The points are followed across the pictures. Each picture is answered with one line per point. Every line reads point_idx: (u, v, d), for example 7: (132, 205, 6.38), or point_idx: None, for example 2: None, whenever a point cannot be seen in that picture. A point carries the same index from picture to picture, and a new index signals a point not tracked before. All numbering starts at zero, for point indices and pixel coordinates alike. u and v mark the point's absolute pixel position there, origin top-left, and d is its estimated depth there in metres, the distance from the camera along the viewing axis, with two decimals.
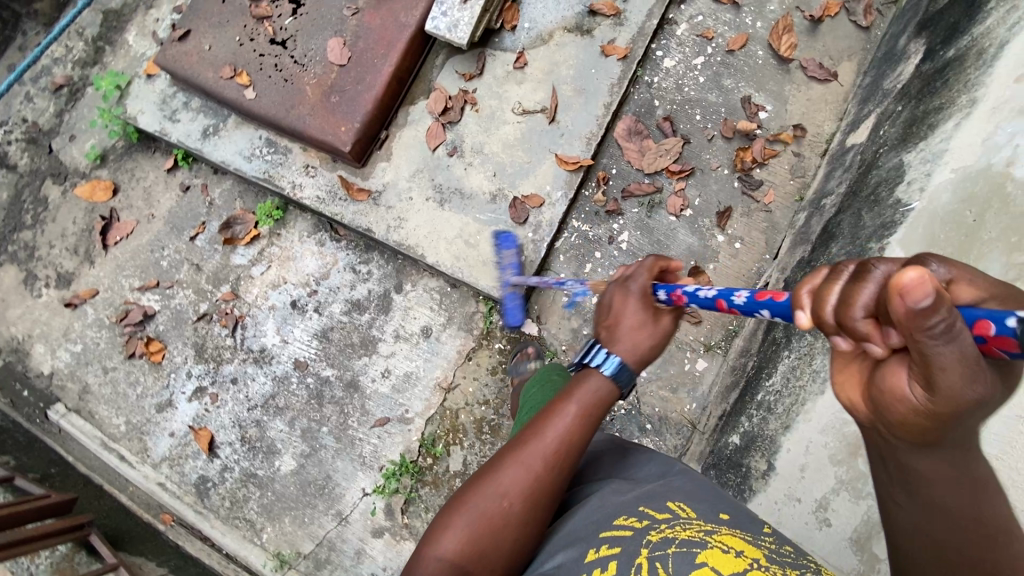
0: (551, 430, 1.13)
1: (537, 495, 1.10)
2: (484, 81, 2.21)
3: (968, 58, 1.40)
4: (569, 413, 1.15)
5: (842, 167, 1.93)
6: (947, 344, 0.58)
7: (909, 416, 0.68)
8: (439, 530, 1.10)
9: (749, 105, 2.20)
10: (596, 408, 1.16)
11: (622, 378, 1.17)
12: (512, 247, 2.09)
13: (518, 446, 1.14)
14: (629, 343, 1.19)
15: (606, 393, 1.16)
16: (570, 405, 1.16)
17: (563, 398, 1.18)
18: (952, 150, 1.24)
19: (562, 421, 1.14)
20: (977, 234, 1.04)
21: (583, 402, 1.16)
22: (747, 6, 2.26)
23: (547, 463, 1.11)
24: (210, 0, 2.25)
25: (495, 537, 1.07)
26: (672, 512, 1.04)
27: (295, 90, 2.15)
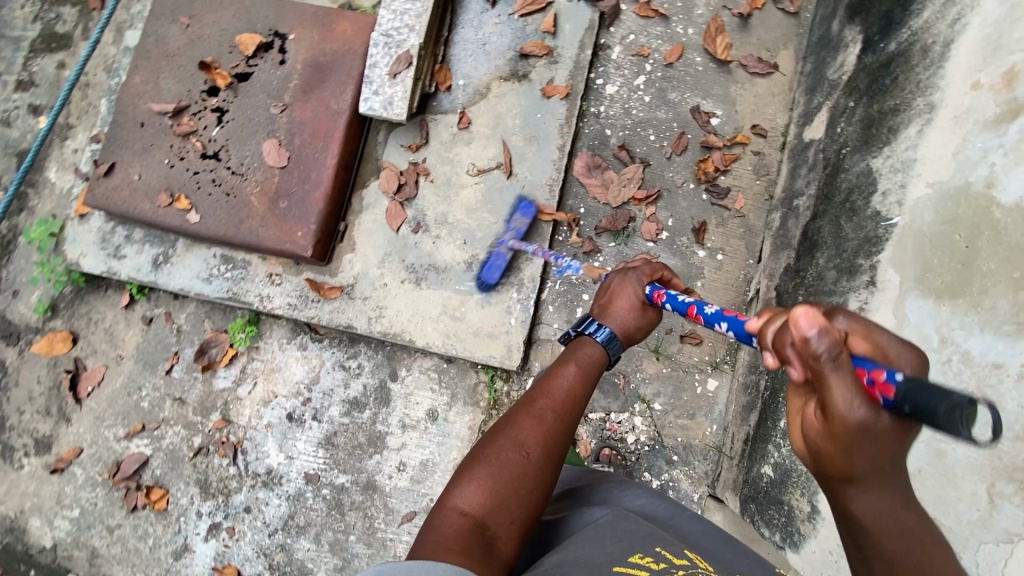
0: (557, 390, 1.26)
1: (550, 451, 1.18)
2: (432, 148, 2.14)
3: (913, 54, 1.39)
4: (570, 373, 1.29)
5: (806, 164, 1.91)
6: (833, 372, 0.76)
7: (820, 441, 0.82)
8: (461, 481, 1.13)
9: (700, 114, 2.18)
10: (592, 369, 1.32)
11: (612, 348, 1.35)
12: (528, 212, 2.09)
13: (529, 402, 1.24)
14: (619, 321, 1.37)
15: (598, 358, 1.33)
16: (569, 367, 1.30)
17: (563, 363, 1.32)
18: (923, 162, 1.22)
19: (565, 378, 1.28)
20: (975, 264, 1.01)
21: (582, 363, 1.31)
22: (675, 15, 2.22)
23: (557, 418, 1.22)
24: (128, 126, 2.12)
25: (515, 486, 1.12)
26: (689, 561, 1.12)
27: (240, 203, 2.05)
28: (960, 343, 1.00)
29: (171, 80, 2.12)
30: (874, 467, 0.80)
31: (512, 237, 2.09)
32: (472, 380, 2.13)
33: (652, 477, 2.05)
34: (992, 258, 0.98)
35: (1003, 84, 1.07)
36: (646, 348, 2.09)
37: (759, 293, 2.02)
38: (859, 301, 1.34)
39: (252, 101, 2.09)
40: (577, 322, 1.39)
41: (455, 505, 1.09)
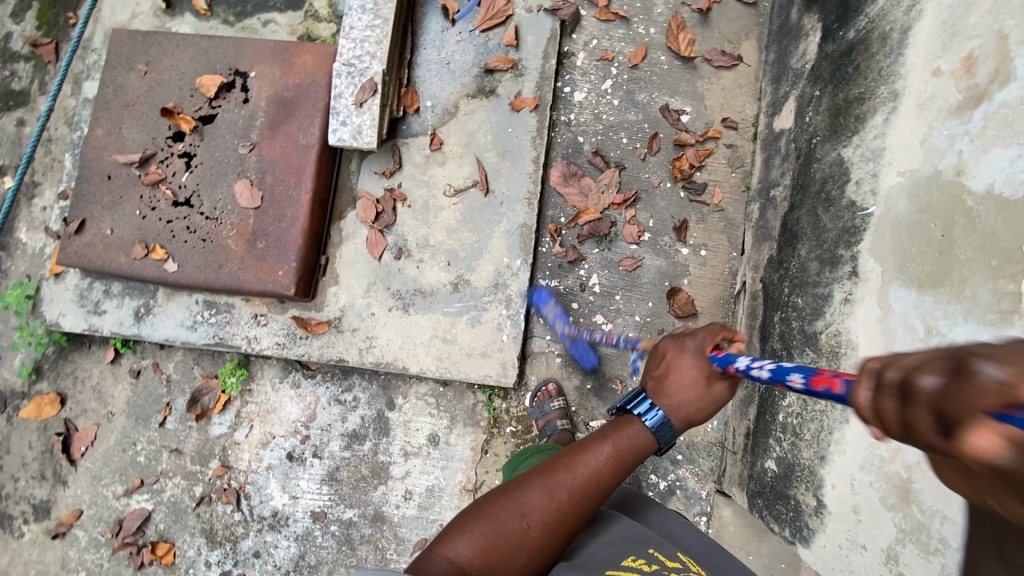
0: (581, 467, 1.19)
1: (554, 530, 1.11)
2: (406, 173, 2.13)
3: (872, 42, 1.40)
4: (601, 453, 1.22)
5: (779, 154, 1.92)
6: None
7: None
8: (458, 532, 1.07)
9: (670, 113, 2.18)
10: (627, 455, 1.23)
11: (663, 433, 1.26)
12: (548, 298, 2.10)
13: (550, 471, 1.18)
14: (673, 400, 1.26)
15: (646, 444, 1.26)
16: (602, 446, 1.23)
17: (596, 440, 1.25)
18: (893, 151, 1.23)
19: (595, 457, 1.21)
20: (953, 252, 1.01)
21: (618, 445, 1.24)
22: (635, 16, 2.22)
23: (571, 496, 1.15)
24: (95, 180, 2.08)
25: (511, 553, 1.06)
26: (682, 564, 1.15)
27: (217, 248, 2.02)
28: (946, 333, 0.99)
29: (135, 129, 2.09)
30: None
31: (563, 325, 2.09)
32: (470, 401, 2.12)
33: (659, 479, 2.05)
34: (968, 246, 0.98)
35: (963, 70, 1.07)
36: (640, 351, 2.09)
37: (746, 285, 2.02)
38: (843, 292, 1.35)
39: (219, 143, 2.06)
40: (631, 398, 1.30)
41: (445, 552, 1.03)
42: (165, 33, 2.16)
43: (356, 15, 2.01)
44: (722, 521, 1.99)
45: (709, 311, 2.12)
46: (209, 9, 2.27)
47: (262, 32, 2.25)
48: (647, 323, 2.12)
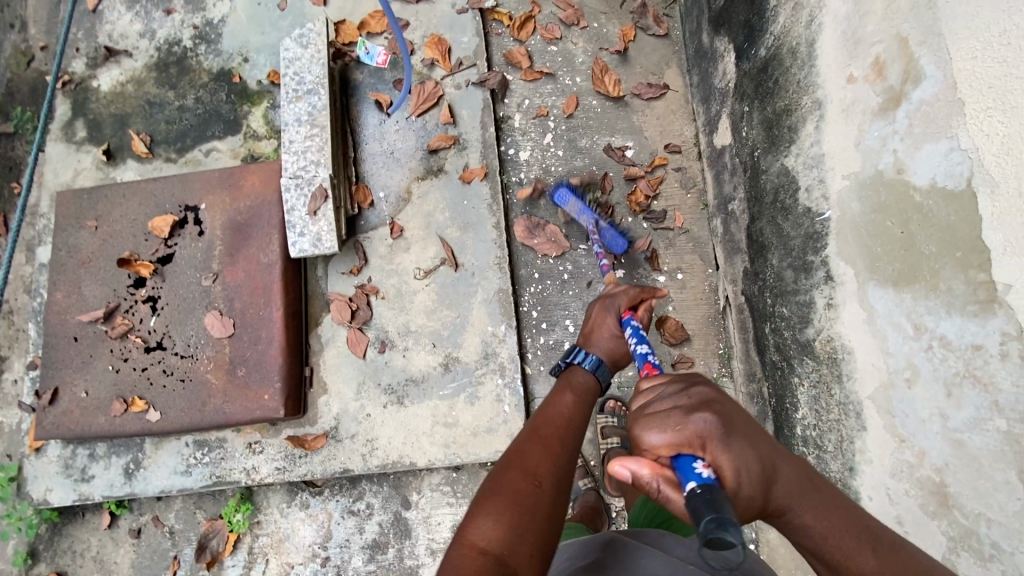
0: (556, 416, 1.13)
1: (567, 476, 1.00)
2: (373, 265, 2.11)
3: (784, 56, 1.45)
4: (568, 400, 1.20)
5: (727, 169, 1.96)
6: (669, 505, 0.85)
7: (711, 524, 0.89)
8: (477, 512, 0.91)
9: (614, 152, 2.23)
10: (588, 396, 1.24)
11: (601, 374, 1.31)
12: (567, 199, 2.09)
13: (531, 431, 1.09)
14: (607, 348, 1.38)
15: (591, 385, 1.28)
16: (568, 395, 1.21)
17: (561, 392, 1.22)
18: (833, 156, 1.26)
19: (564, 404, 1.18)
20: (916, 249, 1.02)
21: (577, 391, 1.24)
22: (560, 70, 2.30)
23: (565, 440, 1.06)
24: (61, 345, 2.04)
25: (535, 515, 0.91)
26: None
27: (198, 385, 1.96)
28: (934, 328, 0.99)
29: (94, 285, 2.06)
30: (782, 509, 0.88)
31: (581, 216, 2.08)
32: None
33: None
34: (929, 241, 0.99)
35: (875, 74, 1.10)
36: None
37: (730, 299, 2.03)
38: (824, 297, 1.35)
39: (181, 279, 2.04)
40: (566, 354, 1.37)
41: (473, 542, 0.88)
42: (110, 184, 2.17)
43: (294, 129, 2.04)
44: (771, 545, 1.91)
45: (702, 332, 2.11)
46: (150, 150, 2.30)
47: (206, 161, 2.28)
48: None
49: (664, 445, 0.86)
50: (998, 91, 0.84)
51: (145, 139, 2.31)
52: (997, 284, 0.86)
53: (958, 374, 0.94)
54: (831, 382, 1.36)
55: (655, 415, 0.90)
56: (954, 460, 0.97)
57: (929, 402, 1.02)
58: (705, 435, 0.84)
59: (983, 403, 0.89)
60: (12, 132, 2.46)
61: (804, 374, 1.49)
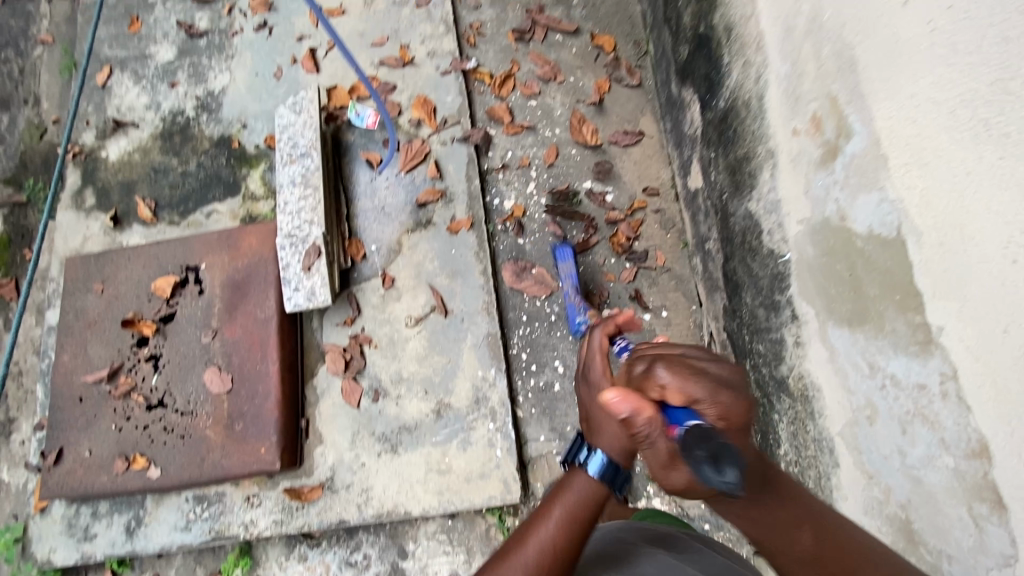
0: (531, 540, 1.01)
1: None
2: (366, 316, 2.19)
3: (739, 108, 1.55)
4: (554, 517, 1.03)
5: (701, 211, 2.04)
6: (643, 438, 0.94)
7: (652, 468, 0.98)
8: None
9: (595, 196, 2.32)
10: (585, 513, 1.03)
11: (610, 480, 1.04)
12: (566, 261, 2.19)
13: (500, 559, 1.02)
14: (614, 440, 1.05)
15: (596, 494, 1.04)
16: (554, 508, 1.05)
17: (549, 503, 1.06)
18: (787, 202, 1.33)
19: (545, 530, 1.02)
20: (864, 291, 1.07)
21: (569, 504, 1.04)
22: (539, 122, 2.43)
23: None
24: (67, 405, 2.11)
25: None
26: None
27: (197, 441, 2.02)
28: (886, 367, 1.03)
29: (100, 346, 2.15)
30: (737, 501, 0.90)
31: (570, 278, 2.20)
32: (482, 526, 2.05)
33: None
34: (874, 284, 1.04)
35: (814, 128, 1.17)
36: None
37: (714, 335, 2.07)
38: (793, 335, 1.39)
39: (182, 337, 2.12)
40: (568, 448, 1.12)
41: None
42: (116, 248, 2.28)
43: (288, 190, 2.16)
44: None
45: None
46: (154, 214, 2.43)
47: (207, 222, 2.40)
48: None
49: (675, 390, 0.91)
50: (912, 149, 0.89)
51: (150, 204, 2.44)
52: (932, 326, 0.90)
53: (910, 412, 0.98)
54: (806, 419, 1.39)
55: (683, 363, 0.94)
56: (915, 497, 1.00)
57: (890, 440, 1.05)
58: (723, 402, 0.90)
59: (933, 441, 0.93)
60: (25, 202, 2.61)
61: (783, 410, 1.51)
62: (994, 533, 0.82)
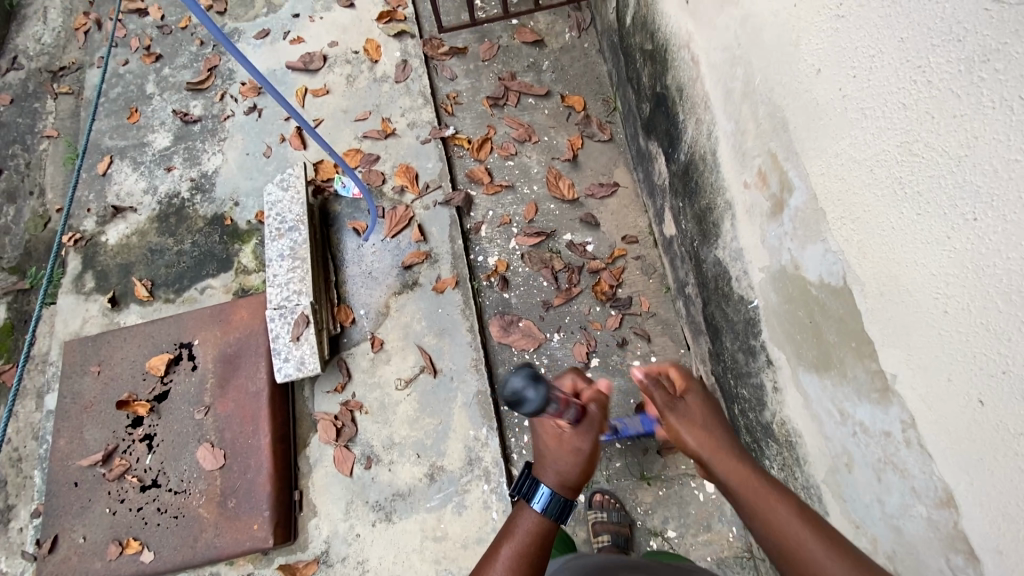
0: None
1: None
2: (357, 381, 2.20)
3: (698, 161, 1.61)
4: (503, 558, 1.01)
5: (678, 256, 2.08)
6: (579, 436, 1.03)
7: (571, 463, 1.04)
8: None
9: (576, 248, 2.37)
10: (536, 549, 1.03)
11: (554, 515, 1.02)
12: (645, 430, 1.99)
13: None
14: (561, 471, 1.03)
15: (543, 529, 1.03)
16: (503, 550, 1.03)
17: (498, 545, 1.04)
18: (749, 251, 1.37)
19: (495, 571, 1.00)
20: (825, 337, 1.08)
21: (517, 544, 1.03)
22: (518, 181, 2.52)
23: None
24: (63, 491, 2.10)
25: None
26: None
27: (191, 520, 2.01)
28: (855, 414, 1.03)
29: (96, 428, 2.17)
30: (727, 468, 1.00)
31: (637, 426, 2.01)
32: None
33: None
34: (832, 330, 1.06)
35: (762, 182, 1.22)
36: (633, 478, 2.02)
37: (704, 379, 2.06)
38: (770, 380, 1.40)
39: (176, 415, 2.14)
40: (513, 483, 1.06)
41: None
42: (113, 330, 2.34)
43: (277, 263, 2.24)
44: None
45: None
46: (151, 294, 2.50)
47: (202, 298, 2.47)
48: (629, 447, 2.06)
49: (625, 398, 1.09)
50: (844, 203, 0.93)
51: (147, 284, 2.52)
52: (886, 373, 0.91)
53: (881, 460, 0.97)
54: (794, 465, 1.37)
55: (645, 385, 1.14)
56: (898, 548, 0.97)
57: (868, 487, 1.04)
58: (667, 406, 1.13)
59: (905, 489, 0.92)
60: (28, 288, 2.70)
61: (773, 456, 1.49)
62: None
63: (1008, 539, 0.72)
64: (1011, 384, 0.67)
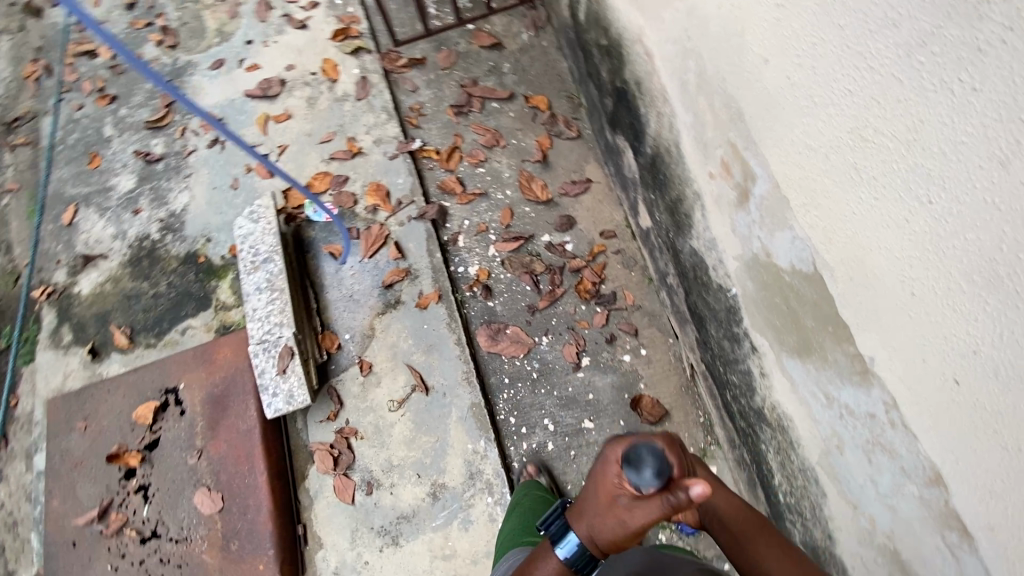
0: None
1: None
2: (349, 407, 2.18)
3: (663, 153, 1.61)
4: None
5: (656, 248, 2.07)
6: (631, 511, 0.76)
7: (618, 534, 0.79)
8: None
9: (556, 248, 2.36)
10: None
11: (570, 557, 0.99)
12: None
13: None
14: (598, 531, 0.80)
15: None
16: None
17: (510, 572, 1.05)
18: (721, 240, 1.36)
19: None
20: (803, 323, 1.08)
21: None
22: (490, 187, 2.50)
23: None
24: (61, 552, 2.06)
25: None
26: None
27: (195, 567, 1.98)
28: (839, 397, 1.03)
29: (88, 484, 2.13)
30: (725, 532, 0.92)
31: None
32: None
33: None
34: (808, 315, 1.06)
35: (725, 172, 1.22)
36: None
37: (695, 367, 2.05)
38: (757, 366, 1.39)
39: (169, 462, 2.11)
40: (543, 517, 0.89)
41: None
42: (96, 383, 2.30)
43: (255, 297, 2.20)
44: None
45: (678, 404, 2.09)
46: (131, 340, 2.46)
47: (183, 339, 2.43)
48: None
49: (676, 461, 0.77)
50: (805, 191, 0.92)
51: (126, 331, 2.47)
52: (865, 357, 0.90)
53: (870, 441, 0.97)
54: (788, 448, 1.37)
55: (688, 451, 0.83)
56: (895, 527, 0.97)
57: (860, 468, 1.04)
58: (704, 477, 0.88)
59: (895, 469, 0.92)
60: None
61: (768, 440, 1.49)
62: (968, 563, 0.80)
63: (997, 515, 0.72)
64: (983, 364, 0.67)
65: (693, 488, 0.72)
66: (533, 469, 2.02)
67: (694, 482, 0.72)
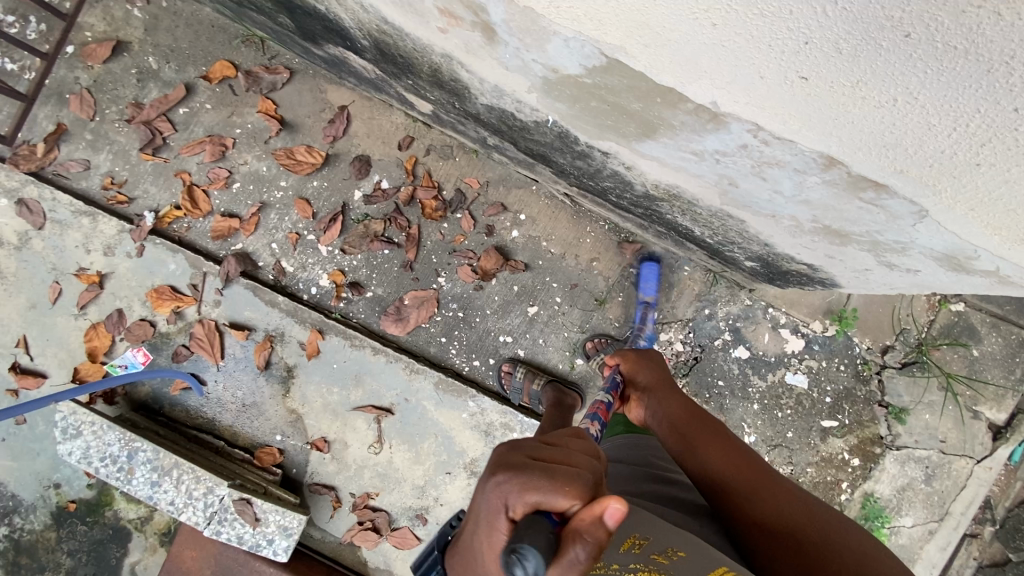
0: None
1: None
2: (343, 483, 2.02)
3: (381, 36, 1.32)
4: None
5: (453, 122, 1.83)
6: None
7: None
8: None
9: (374, 195, 2.07)
10: None
11: None
12: (652, 286, 1.98)
13: None
14: None
15: None
16: None
17: None
18: (503, 83, 1.18)
19: None
20: (628, 108, 0.97)
21: None
22: (262, 195, 2.07)
23: None
24: None
25: None
26: (618, 536, 0.85)
27: None
28: (707, 149, 0.97)
29: None
30: (655, 391, 1.28)
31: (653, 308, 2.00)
32: None
33: (722, 337, 2.02)
34: (631, 101, 0.94)
35: (454, 18, 1.00)
36: (596, 310, 2.03)
37: (568, 193, 1.97)
38: (619, 164, 1.31)
39: None
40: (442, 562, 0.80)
41: None
42: None
43: (160, 492, 1.85)
44: (781, 294, 2.00)
45: (582, 232, 2.05)
46: None
47: None
48: (572, 295, 2.04)
49: (533, 487, 0.66)
50: None
51: None
52: (707, 106, 0.81)
53: (755, 165, 0.93)
54: (690, 207, 1.36)
55: (553, 462, 0.71)
56: (817, 212, 0.99)
57: (760, 188, 1.02)
58: (588, 462, 0.73)
59: (791, 174, 0.89)
60: None
61: (671, 210, 1.47)
62: (893, 204, 0.82)
63: (900, 158, 0.70)
64: (818, 50, 0.60)
65: (607, 514, 0.62)
66: (507, 366, 1.99)
67: (603, 506, 0.62)
